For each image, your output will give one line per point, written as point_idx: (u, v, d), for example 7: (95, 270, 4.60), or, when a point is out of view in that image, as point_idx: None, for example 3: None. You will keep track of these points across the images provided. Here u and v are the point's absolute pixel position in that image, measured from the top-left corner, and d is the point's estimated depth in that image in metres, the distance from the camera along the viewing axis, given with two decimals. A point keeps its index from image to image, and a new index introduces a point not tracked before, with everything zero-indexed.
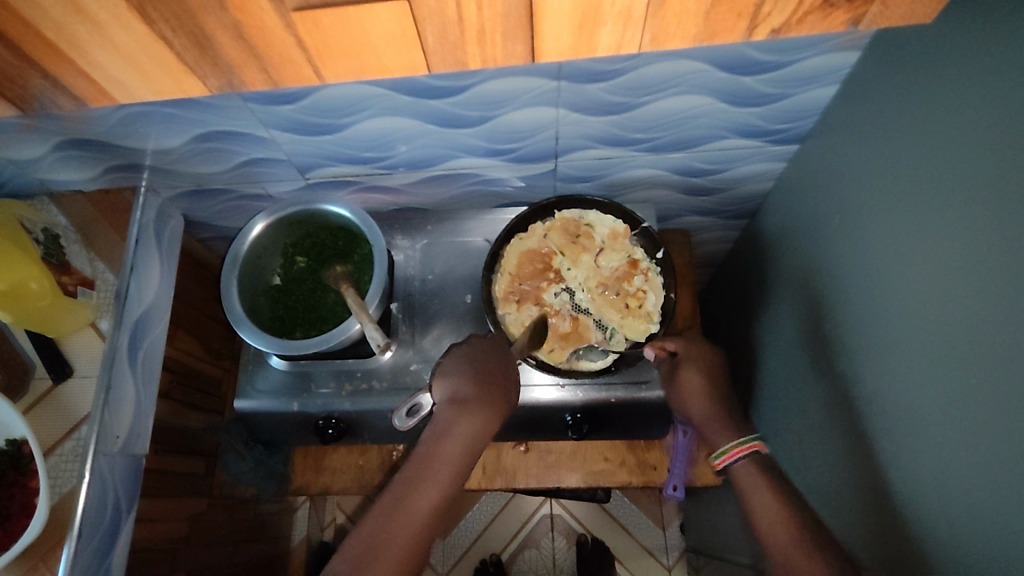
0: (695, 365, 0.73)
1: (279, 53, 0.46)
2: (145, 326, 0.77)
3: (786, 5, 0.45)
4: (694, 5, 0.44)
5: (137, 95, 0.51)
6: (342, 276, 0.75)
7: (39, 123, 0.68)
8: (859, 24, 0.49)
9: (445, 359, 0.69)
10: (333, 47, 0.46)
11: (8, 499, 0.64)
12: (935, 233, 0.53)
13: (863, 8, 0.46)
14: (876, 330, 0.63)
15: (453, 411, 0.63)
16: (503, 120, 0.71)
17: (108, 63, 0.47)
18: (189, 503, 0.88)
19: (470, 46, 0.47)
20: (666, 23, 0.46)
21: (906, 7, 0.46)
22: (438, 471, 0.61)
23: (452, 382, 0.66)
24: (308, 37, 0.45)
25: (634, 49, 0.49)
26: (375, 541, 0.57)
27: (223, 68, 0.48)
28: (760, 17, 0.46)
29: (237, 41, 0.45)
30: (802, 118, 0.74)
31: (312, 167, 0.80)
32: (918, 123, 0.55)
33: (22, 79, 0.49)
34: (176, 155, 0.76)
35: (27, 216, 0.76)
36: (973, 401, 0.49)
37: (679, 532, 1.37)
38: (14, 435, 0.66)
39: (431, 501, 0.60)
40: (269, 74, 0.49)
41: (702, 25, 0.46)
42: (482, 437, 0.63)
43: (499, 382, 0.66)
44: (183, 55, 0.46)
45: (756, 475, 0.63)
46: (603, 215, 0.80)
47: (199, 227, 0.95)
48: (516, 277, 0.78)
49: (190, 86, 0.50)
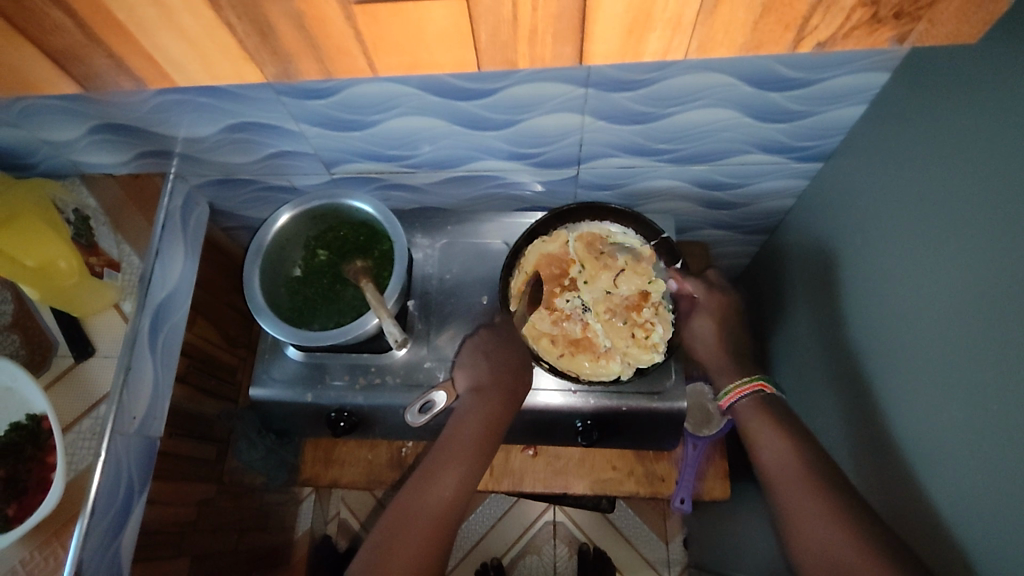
0: (710, 313, 0.79)
1: (335, 44, 0.47)
2: (167, 309, 0.78)
3: (834, 18, 0.46)
4: (743, 15, 0.45)
5: (193, 78, 0.52)
6: (362, 270, 0.76)
7: (78, 105, 0.69)
8: (902, 42, 0.51)
9: (460, 352, 0.77)
10: (387, 41, 0.47)
11: (25, 473, 0.66)
12: (958, 256, 0.54)
13: (909, 26, 0.48)
14: (893, 350, 0.63)
15: (476, 398, 0.71)
16: (528, 125, 0.72)
17: (172, 47, 0.48)
18: (198, 488, 0.88)
19: (521, 45, 0.48)
20: (714, 31, 0.47)
21: (952, 26, 0.48)
22: (465, 445, 0.67)
23: (472, 372, 0.73)
24: (365, 29, 0.46)
25: (679, 56, 0.50)
26: (409, 507, 0.62)
27: (281, 56, 0.49)
28: (807, 29, 0.47)
29: (297, 31, 0.46)
30: (828, 137, 0.75)
31: (337, 162, 0.81)
32: (944, 145, 0.56)
33: (87, 58, 0.50)
34: (206, 144, 0.77)
35: (59, 197, 0.77)
36: (986, 421, 0.50)
37: (681, 546, 1.36)
38: (35, 410, 0.67)
39: (458, 476, 0.64)
40: (323, 65, 0.50)
41: (749, 35, 0.47)
42: (501, 419, 0.70)
43: (511, 371, 0.74)
44: (245, 41, 0.48)
45: (762, 420, 0.67)
46: (627, 231, 0.80)
47: (222, 215, 0.96)
48: (534, 278, 0.79)
49: (247, 73, 0.51)
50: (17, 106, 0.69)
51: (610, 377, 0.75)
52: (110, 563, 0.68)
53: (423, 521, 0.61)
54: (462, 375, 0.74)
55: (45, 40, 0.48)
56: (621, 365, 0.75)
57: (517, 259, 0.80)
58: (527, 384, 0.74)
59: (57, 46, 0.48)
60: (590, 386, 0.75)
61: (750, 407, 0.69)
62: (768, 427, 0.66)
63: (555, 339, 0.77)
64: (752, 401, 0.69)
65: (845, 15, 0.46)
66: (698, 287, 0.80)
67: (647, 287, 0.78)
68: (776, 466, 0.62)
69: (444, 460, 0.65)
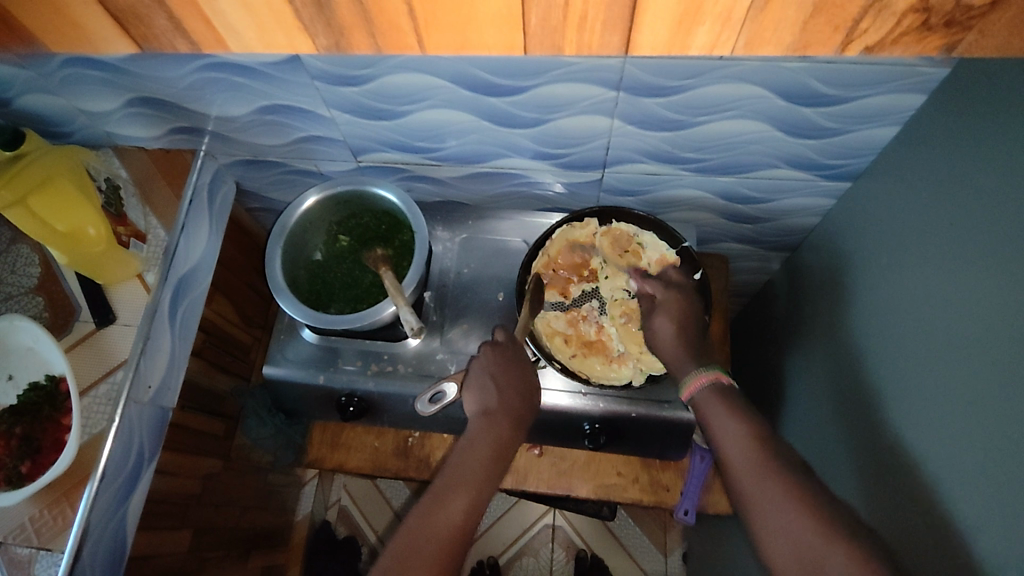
0: (669, 312, 0.72)
1: (389, 19, 0.51)
2: (187, 284, 0.79)
3: (885, 22, 0.49)
4: (795, 14, 0.49)
5: (247, 45, 0.55)
6: (382, 259, 0.77)
7: (118, 77, 0.71)
8: (952, 51, 0.53)
9: (466, 372, 0.71)
10: (440, 19, 0.51)
11: (40, 432, 0.67)
12: (987, 280, 0.53)
13: (959, 35, 0.50)
14: (908, 371, 0.63)
15: (484, 423, 0.67)
16: (556, 125, 0.73)
17: (231, 13, 0.52)
18: (205, 462, 0.89)
19: (569, 32, 0.51)
20: (763, 28, 0.50)
21: (1002, 39, 0.49)
22: (472, 475, 0.64)
23: (482, 395, 0.68)
24: (419, 5, 0.50)
25: (726, 51, 0.53)
26: (415, 536, 0.59)
27: (333, 27, 0.52)
28: (856, 32, 0.51)
29: (353, 4, 0.50)
30: (858, 156, 0.75)
31: (365, 151, 0.83)
32: (977, 168, 0.56)
33: (146, 19, 0.53)
34: (238, 124, 0.79)
35: (93, 164, 0.79)
36: (994, 442, 0.50)
37: (680, 560, 1.35)
38: (53, 371, 0.69)
39: (463, 509, 0.61)
40: (374, 40, 0.54)
41: (798, 35, 0.51)
42: (507, 446, 0.67)
43: (520, 388, 0.70)
44: (301, 11, 0.51)
45: (722, 416, 0.62)
46: (656, 239, 0.79)
47: (248, 196, 0.97)
48: (554, 264, 0.79)
49: (300, 43, 0.55)
50: (56, 74, 0.70)
51: (621, 382, 0.75)
52: (116, 528, 0.69)
53: (431, 550, 0.58)
54: (469, 397, 0.69)
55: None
56: (633, 372, 0.75)
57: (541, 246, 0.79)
58: (535, 400, 0.72)
59: (120, 5, 0.52)
60: (601, 389, 0.75)
61: (707, 397, 0.64)
62: (725, 414, 0.62)
63: (569, 338, 0.77)
64: (710, 390, 0.64)
65: (896, 21, 0.49)
66: (654, 285, 0.75)
67: None
68: (742, 458, 0.58)
69: (452, 485, 0.63)
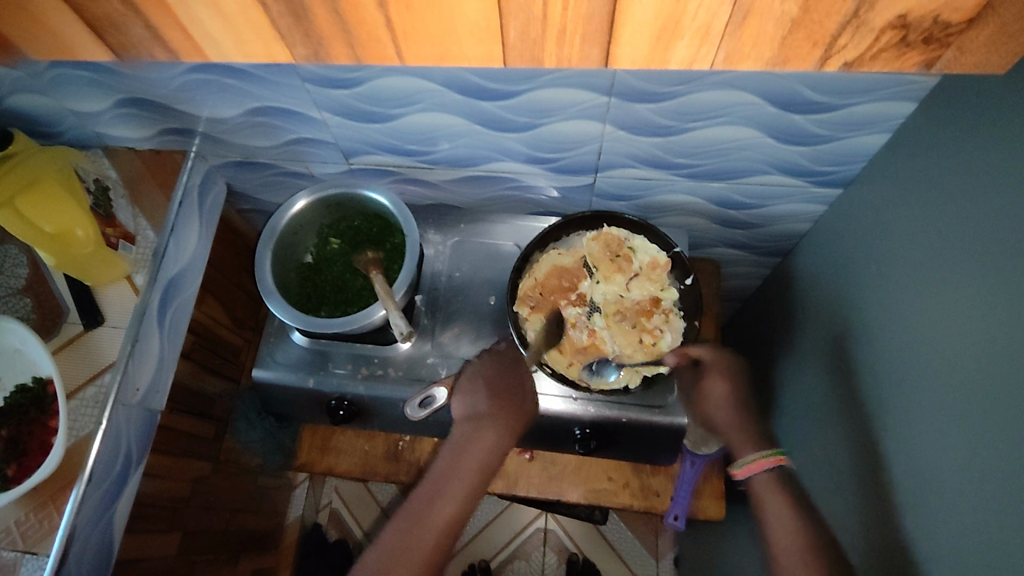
0: (719, 370, 0.74)
1: (368, 30, 0.51)
2: (176, 286, 0.79)
3: (863, 38, 0.48)
4: (772, 30, 0.48)
5: (227, 55, 0.55)
6: (373, 261, 0.76)
7: (104, 78, 0.70)
8: (931, 68, 0.52)
9: (457, 376, 0.72)
10: (419, 31, 0.51)
11: (26, 435, 0.67)
12: (974, 292, 0.53)
13: (938, 52, 0.49)
14: (897, 379, 0.63)
15: (470, 426, 0.67)
16: (548, 129, 0.73)
17: (210, 22, 0.51)
18: (194, 465, 0.89)
19: (549, 45, 0.51)
20: (742, 43, 0.49)
21: (981, 55, 0.48)
22: (458, 483, 0.64)
23: (468, 399, 0.69)
24: (398, 16, 0.49)
25: (706, 65, 0.52)
26: (401, 542, 0.60)
27: (313, 38, 0.52)
28: (834, 48, 0.49)
29: (331, 13, 0.49)
30: (848, 163, 0.75)
31: (357, 153, 0.82)
32: (966, 179, 0.56)
33: (126, 28, 0.52)
34: (229, 125, 0.78)
35: (81, 165, 0.78)
36: (983, 459, 0.50)
37: (671, 564, 1.35)
38: (41, 373, 0.69)
39: (447, 515, 0.62)
40: (353, 51, 0.53)
41: (777, 50, 0.50)
42: (499, 449, 0.66)
43: (509, 394, 0.70)
44: (279, 21, 0.50)
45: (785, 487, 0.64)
46: (647, 243, 0.79)
47: (239, 197, 0.97)
48: (542, 287, 0.77)
49: (279, 53, 0.54)
50: (45, 74, 0.70)
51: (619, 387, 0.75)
52: (103, 531, 0.69)
53: (414, 555, 0.59)
54: (459, 400, 0.70)
55: (88, 6, 0.50)
56: (630, 378, 0.75)
57: (527, 264, 0.79)
58: (528, 405, 0.71)
59: (96, 15, 0.51)
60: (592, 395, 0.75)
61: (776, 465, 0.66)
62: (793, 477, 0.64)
63: (563, 346, 0.76)
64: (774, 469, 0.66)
65: (875, 36, 0.48)
66: (700, 348, 0.74)
67: (658, 295, 0.77)
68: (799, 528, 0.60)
69: (436, 491, 0.63)
